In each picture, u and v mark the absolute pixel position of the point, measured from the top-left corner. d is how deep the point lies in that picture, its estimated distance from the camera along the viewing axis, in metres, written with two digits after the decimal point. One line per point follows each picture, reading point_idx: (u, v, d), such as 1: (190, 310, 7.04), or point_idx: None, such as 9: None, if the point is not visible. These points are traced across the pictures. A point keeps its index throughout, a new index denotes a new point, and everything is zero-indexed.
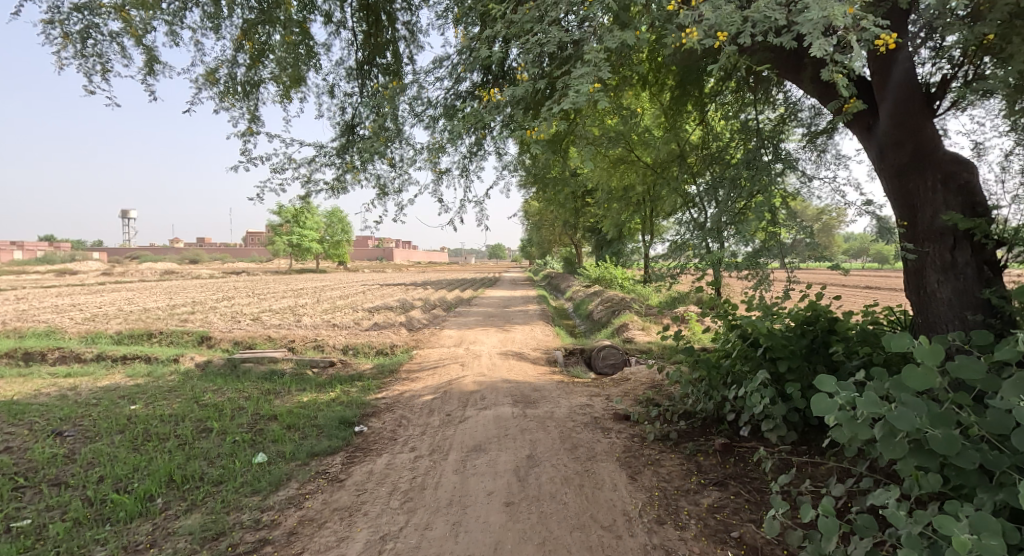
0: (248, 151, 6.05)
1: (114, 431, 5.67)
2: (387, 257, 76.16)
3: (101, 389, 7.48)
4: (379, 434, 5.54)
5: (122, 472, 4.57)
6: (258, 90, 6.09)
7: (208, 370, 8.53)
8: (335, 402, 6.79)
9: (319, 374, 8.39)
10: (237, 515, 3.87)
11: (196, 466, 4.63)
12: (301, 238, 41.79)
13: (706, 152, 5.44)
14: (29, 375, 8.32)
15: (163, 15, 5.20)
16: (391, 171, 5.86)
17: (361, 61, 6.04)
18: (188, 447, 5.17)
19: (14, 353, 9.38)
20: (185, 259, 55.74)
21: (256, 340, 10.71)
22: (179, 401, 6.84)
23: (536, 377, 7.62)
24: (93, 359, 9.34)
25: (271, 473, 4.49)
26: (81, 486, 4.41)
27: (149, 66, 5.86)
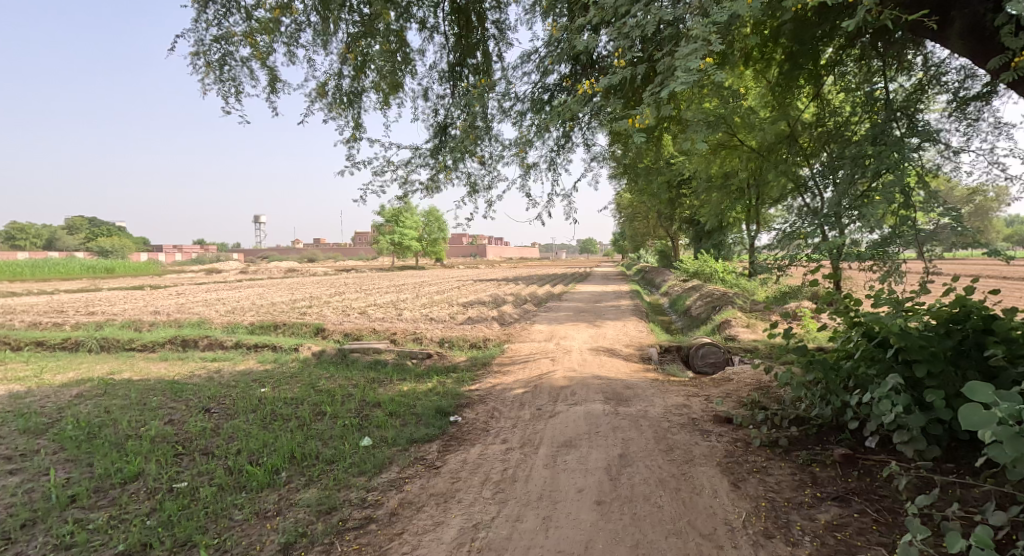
0: (352, 156, 6.51)
1: (249, 409, 6.47)
2: (479, 253, 78.69)
3: (239, 373, 8.58)
4: (473, 426, 5.71)
5: (254, 447, 5.20)
6: (360, 99, 6.54)
7: (323, 359, 9.44)
8: (433, 392, 7.14)
9: (418, 365, 8.89)
10: (346, 493, 4.22)
11: (313, 446, 5.13)
12: (402, 237, 44.58)
13: (822, 130, 4.88)
14: (185, 359, 9.78)
15: (282, 37, 5.78)
16: (482, 169, 5.98)
17: (453, 63, 6.22)
18: (307, 428, 5.75)
19: (175, 339, 11.06)
20: (304, 258, 62.09)
21: (363, 332, 11.61)
22: (298, 386, 7.62)
23: (628, 375, 7.39)
24: (233, 346, 10.75)
25: (375, 456, 4.85)
26: (223, 456, 5.08)
27: (273, 85, 6.58)
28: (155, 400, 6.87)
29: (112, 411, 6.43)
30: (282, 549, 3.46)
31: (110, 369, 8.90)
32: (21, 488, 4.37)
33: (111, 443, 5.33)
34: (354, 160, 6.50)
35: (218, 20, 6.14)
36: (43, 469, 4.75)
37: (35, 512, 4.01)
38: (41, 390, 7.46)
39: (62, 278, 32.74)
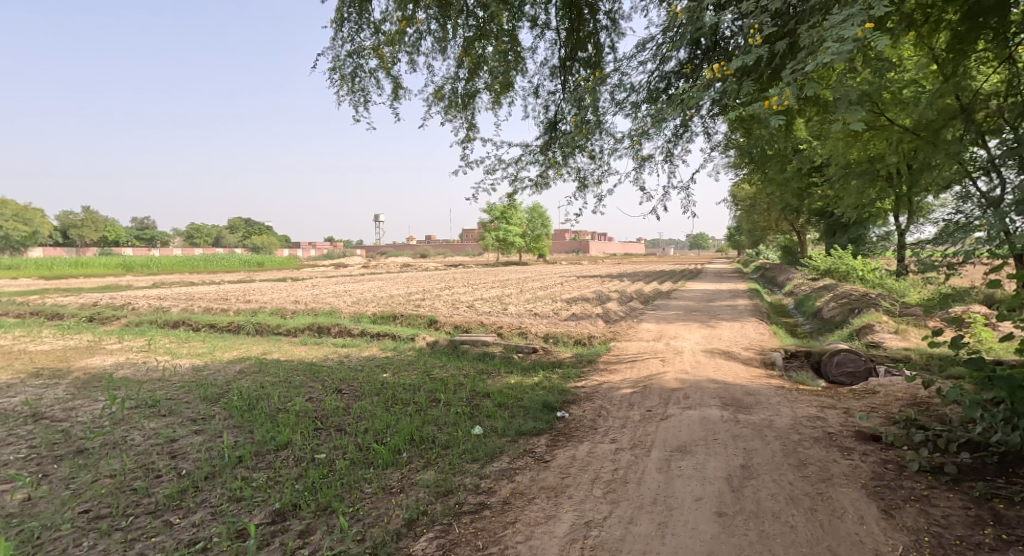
0: (466, 155, 6.80)
1: (374, 392, 7.11)
2: (582, 248, 78.03)
3: (365, 359, 9.46)
4: (581, 422, 5.69)
5: (379, 427, 5.70)
6: (474, 101, 6.80)
7: (437, 349, 10.04)
8: (539, 386, 7.25)
9: (524, 359, 9.08)
10: (461, 477, 4.44)
11: (429, 431, 5.49)
12: (507, 233, 45.77)
13: (1011, 101, 4.06)
14: (321, 343, 11.02)
15: (405, 47, 6.20)
16: (591, 164, 5.89)
17: (564, 57, 6.21)
18: (424, 413, 6.16)
19: (312, 326, 12.49)
20: (417, 254, 66.48)
21: (472, 325, 12.14)
22: (415, 373, 8.19)
23: (749, 380, 6.84)
24: (359, 334, 11.88)
25: (486, 445, 5.05)
26: (354, 433, 5.64)
27: (396, 93, 7.10)
28: (299, 379, 7.84)
29: (266, 386, 7.45)
30: (406, 523, 3.74)
31: (264, 350, 10.32)
32: (202, 446, 5.24)
33: (267, 414, 6.18)
34: (467, 159, 6.78)
35: (351, 37, 6.76)
36: (217, 431, 5.65)
37: (212, 467, 4.77)
38: (214, 365, 8.88)
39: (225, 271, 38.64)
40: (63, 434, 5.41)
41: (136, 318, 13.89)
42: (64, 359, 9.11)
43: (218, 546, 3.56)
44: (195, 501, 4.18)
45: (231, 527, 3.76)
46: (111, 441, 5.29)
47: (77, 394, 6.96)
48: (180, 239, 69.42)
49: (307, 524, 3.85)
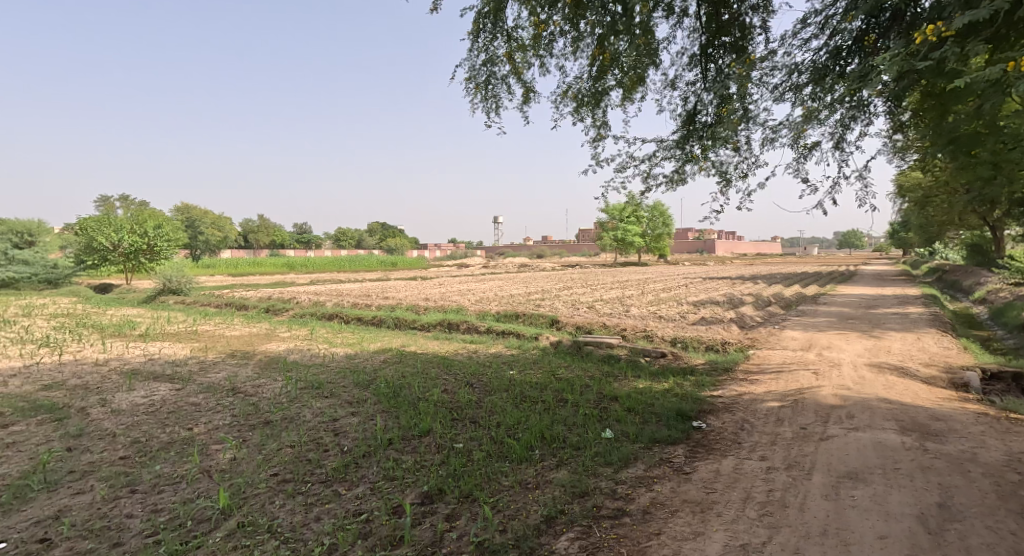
0: (596, 154, 6.71)
1: (502, 388, 7.35)
2: (708, 248, 73.02)
3: (492, 355, 9.85)
4: (721, 434, 5.29)
5: (510, 422, 5.87)
6: (605, 98, 6.68)
7: (560, 349, 10.08)
8: (671, 393, 6.90)
9: (652, 364, 8.71)
10: (596, 480, 4.39)
11: (560, 431, 5.51)
12: (625, 233, 44.55)
13: None
14: (452, 339, 11.73)
15: (538, 51, 6.30)
16: (736, 156, 5.44)
17: (705, 44, 5.82)
18: (552, 412, 6.21)
19: (443, 322, 13.35)
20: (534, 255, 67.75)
21: (594, 326, 12.00)
22: (541, 372, 8.32)
23: (933, 402, 5.79)
24: (485, 331, 12.41)
25: (620, 450, 4.93)
26: (487, 426, 5.88)
27: (526, 96, 7.26)
28: (435, 371, 8.41)
29: (407, 376, 8.12)
30: (546, 520, 3.78)
31: (403, 343, 11.27)
32: (359, 427, 5.86)
33: (409, 402, 6.72)
34: (597, 158, 6.69)
35: (485, 46, 7.05)
36: (370, 415, 6.27)
37: (368, 446, 5.30)
38: (363, 354, 9.91)
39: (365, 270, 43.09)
40: (254, 407, 6.43)
41: (300, 310, 16.06)
42: (250, 343, 10.86)
43: (379, 519, 3.90)
44: (357, 476, 4.66)
45: (388, 503, 4.13)
46: (289, 416, 6.15)
47: (261, 373, 8.24)
48: (330, 242, 78.90)
49: (452, 509, 4.07)
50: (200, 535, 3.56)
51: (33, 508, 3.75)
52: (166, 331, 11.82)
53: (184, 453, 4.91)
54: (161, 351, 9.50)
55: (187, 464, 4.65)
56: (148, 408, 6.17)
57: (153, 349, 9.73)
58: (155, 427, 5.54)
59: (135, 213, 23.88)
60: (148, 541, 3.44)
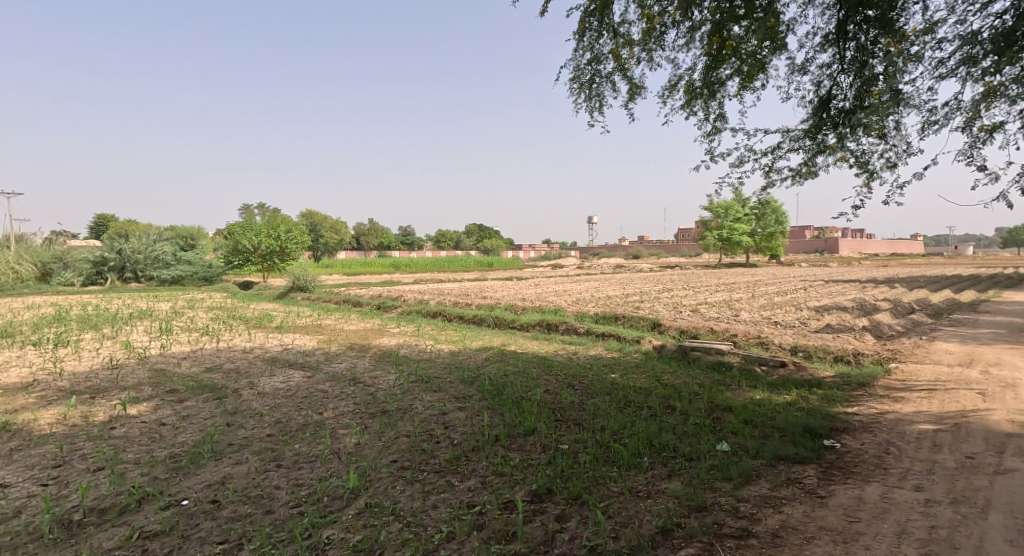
0: (711, 149, 6.33)
1: (605, 392, 7.19)
2: (829, 247, 65.74)
3: (592, 357, 9.70)
4: (861, 457, 4.70)
5: (616, 427, 5.72)
6: (720, 89, 6.29)
7: (664, 354, 9.64)
8: (794, 406, 6.28)
9: (770, 373, 8.00)
10: (714, 495, 4.12)
11: (670, 439, 5.26)
12: (732, 232, 41.61)
13: None
14: (550, 340, 11.76)
15: (647, 45, 6.10)
16: (881, 144, 4.83)
17: (841, 21, 5.23)
18: (660, 419, 5.95)
19: (541, 322, 13.43)
20: (630, 255, 65.83)
21: (701, 331, 11.32)
22: (645, 377, 8.02)
23: None
24: (584, 333, 12.28)
25: (739, 465, 4.58)
26: (592, 429, 5.78)
27: (632, 93, 7.06)
28: (536, 371, 8.47)
29: (509, 375, 8.27)
30: (661, 532, 3.62)
31: (503, 342, 11.52)
32: (467, 421, 6.06)
33: (513, 400, 6.83)
34: (712, 153, 6.32)
35: (591, 45, 6.98)
36: (476, 410, 6.47)
37: (476, 441, 5.46)
38: (466, 352, 10.28)
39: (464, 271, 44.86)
40: (373, 397, 6.94)
41: (408, 308, 17.09)
42: (365, 337, 11.77)
43: (492, 512, 3.99)
44: (468, 468, 4.81)
45: (499, 498, 4.21)
46: (403, 407, 6.55)
47: (376, 366, 8.89)
48: (432, 244, 83.22)
49: (562, 510, 4.05)
50: (335, 510, 3.90)
51: (204, 472, 4.37)
52: (296, 324, 13.22)
53: (316, 435, 5.43)
54: (293, 341, 10.64)
55: (320, 445, 5.13)
56: (286, 392, 6.93)
57: (287, 340, 10.92)
58: (292, 410, 6.19)
59: (270, 219, 27.08)
60: (293, 511, 3.84)
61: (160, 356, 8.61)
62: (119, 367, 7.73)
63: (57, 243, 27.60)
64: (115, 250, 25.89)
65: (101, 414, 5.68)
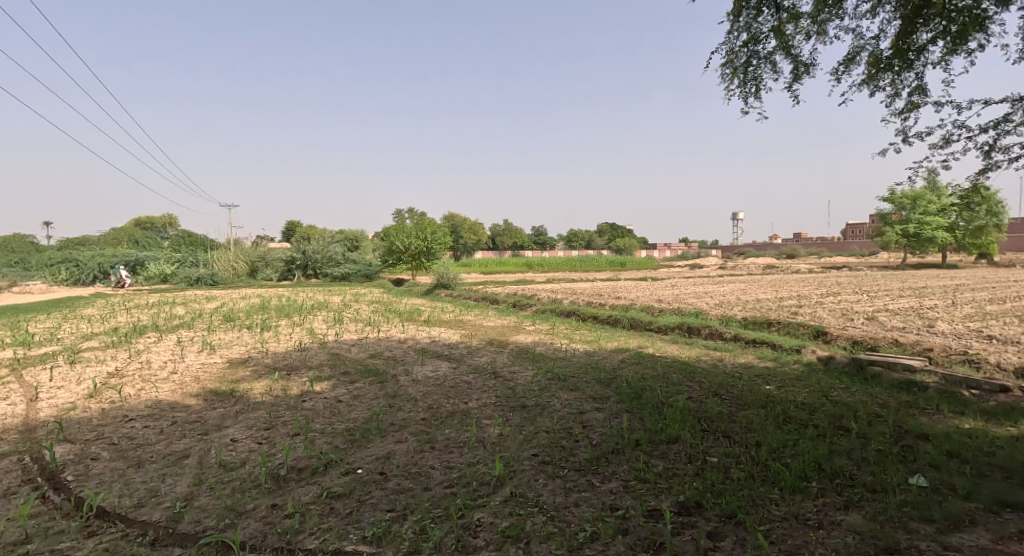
0: (904, 129, 5.36)
1: (759, 404, 6.51)
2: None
3: (742, 366, 8.85)
4: None
5: (775, 445, 5.12)
6: (918, 57, 5.28)
7: (833, 367, 8.42)
8: (1022, 442, 5.01)
9: (982, 398, 6.50)
10: (910, 538, 3.46)
11: (846, 465, 4.56)
12: (920, 226, 34.84)
13: None
14: (692, 344, 11.03)
15: (820, 16, 5.37)
16: None
17: None
18: (831, 441, 5.19)
19: (681, 325, 12.67)
20: (784, 254, 58.94)
21: (880, 343, 9.66)
22: (808, 391, 7.07)
23: None
24: (732, 339, 11.29)
25: (944, 505, 3.79)
26: (745, 444, 5.26)
27: (799, 72, 6.30)
28: (677, 377, 8.00)
29: (648, 378, 7.94)
30: None
31: (640, 344, 11.11)
32: (605, 423, 5.94)
33: (653, 405, 6.53)
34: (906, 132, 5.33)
35: (748, 24, 6.38)
36: (614, 412, 6.32)
37: (616, 443, 5.32)
38: (602, 352, 10.13)
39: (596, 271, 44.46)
40: (512, 391, 7.19)
41: (542, 306, 17.46)
42: (503, 333, 12.28)
43: (636, 519, 3.85)
44: (609, 470, 4.71)
45: (644, 504, 4.05)
46: (541, 403, 6.67)
47: (514, 361, 9.21)
48: (563, 244, 83.80)
49: (715, 527, 3.76)
50: (484, 495, 4.11)
51: (373, 446, 4.95)
52: (442, 319, 14.32)
53: (464, 422, 5.79)
54: (439, 335, 11.52)
55: (467, 433, 5.46)
56: (435, 381, 7.52)
57: (434, 333, 11.88)
58: (441, 398, 6.70)
59: (419, 221, 29.78)
60: (447, 491, 4.14)
61: (335, 342, 9.97)
62: (306, 350, 9.14)
63: (261, 245, 33.78)
64: (300, 251, 30.74)
65: (295, 388, 6.76)
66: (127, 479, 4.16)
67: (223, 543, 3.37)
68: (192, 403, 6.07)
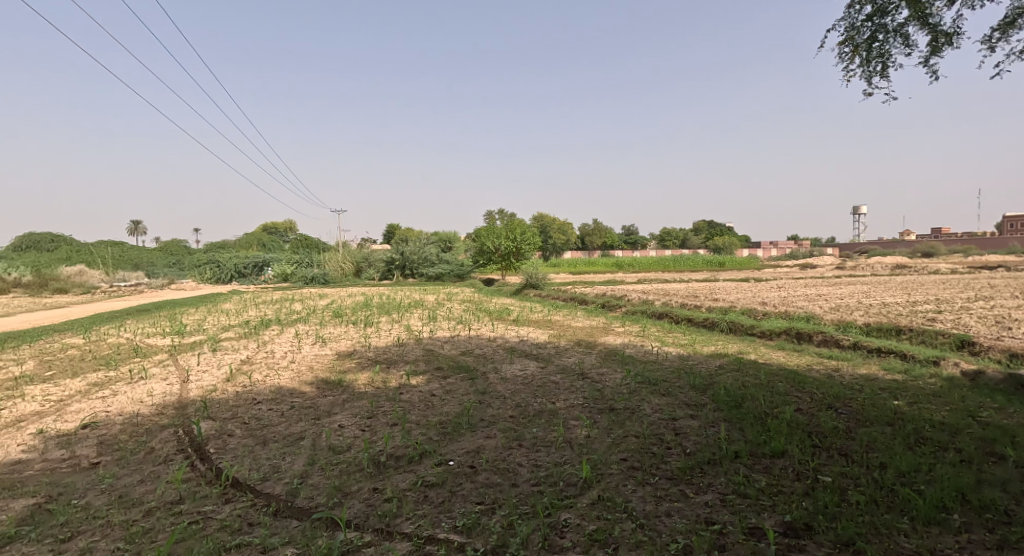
0: None
1: (884, 421, 5.78)
2: None
3: (863, 377, 7.91)
4: None
5: (903, 468, 4.51)
6: None
7: (981, 383, 7.24)
8: None
9: None
10: None
11: (998, 499, 3.89)
12: None
13: None
14: (801, 351, 10.07)
15: None
16: None
17: None
18: (977, 469, 4.47)
19: (789, 330, 11.62)
20: (917, 253, 51.72)
21: None
22: (948, 410, 6.14)
23: None
24: (850, 347, 10.15)
25: None
26: (866, 465, 4.70)
27: (939, 44, 5.50)
28: (783, 386, 7.35)
29: (749, 386, 7.39)
30: None
31: (740, 349, 10.38)
32: (701, 431, 5.63)
33: (755, 416, 6.06)
34: None
35: None
36: (711, 421, 5.96)
37: (713, 453, 5.01)
38: (697, 357, 9.61)
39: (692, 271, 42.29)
40: (601, 393, 7.07)
41: (632, 307, 16.95)
42: (592, 334, 12.12)
43: (735, 536, 3.61)
44: (705, 481, 4.45)
45: (743, 521, 3.79)
46: (631, 406, 6.49)
47: (603, 363, 9.05)
48: (656, 243, 80.71)
49: None
50: (571, 496, 4.09)
51: (464, 440, 5.14)
52: (530, 318, 14.47)
53: (551, 422, 5.81)
54: (528, 334, 11.65)
55: (555, 433, 5.47)
56: (524, 380, 7.63)
57: (522, 332, 12.04)
58: (529, 397, 6.78)
59: (509, 222, 30.36)
60: (534, 489, 4.18)
61: (430, 338, 10.49)
62: (403, 346, 9.73)
63: (365, 247, 36.51)
64: (400, 252, 32.76)
65: (393, 381, 7.23)
66: (255, 455, 4.73)
67: (332, 520, 3.70)
68: (307, 390, 6.74)
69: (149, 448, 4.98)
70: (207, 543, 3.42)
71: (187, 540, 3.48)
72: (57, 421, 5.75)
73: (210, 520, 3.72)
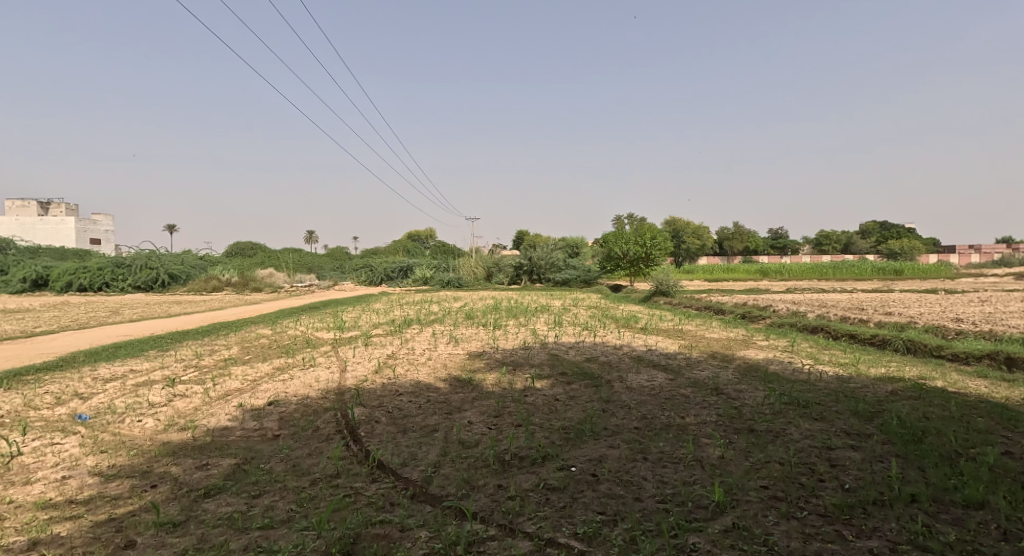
0: None
1: None
2: None
3: None
4: None
5: None
6: None
7: None
8: None
9: None
10: None
11: None
12: None
13: None
14: (1012, 381, 8.10)
15: None
16: None
17: None
18: None
19: (994, 354, 9.44)
20: None
21: None
22: None
23: None
24: None
25: None
26: None
27: None
28: (984, 422, 5.98)
29: (933, 418, 6.15)
30: None
31: (921, 374, 8.68)
32: (864, 465, 4.84)
33: (940, 454, 5.03)
34: None
35: None
36: (878, 454, 5.10)
37: (880, 493, 4.28)
38: (862, 379, 8.30)
39: (857, 279, 36.69)
40: (738, 411, 6.47)
41: (779, 319, 15.21)
42: (730, 347, 11.18)
43: None
44: (868, 524, 3.82)
45: None
46: (774, 429, 5.84)
47: (742, 379, 8.26)
48: (811, 247, 71.61)
49: None
50: (701, 520, 3.82)
51: (587, 448, 5.10)
52: (660, 327, 13.84)
53: (680, 438, 5.48)
54: (657, 343, 11.12)
55: (683, 450, 5.15)
56: (651, 391, 7.32)
57: (651, 341, 11.53)
58: (656, 409, 6.47)
59: (638, 226, 29.42)
60: (659, 506, 3.99)
61: (555, 343, 10.61)
62: (529, 349, 9.97)
63: (496, 253, 38.23)
64: (528, 258, 33.70)
65: (519, 383, 7.45)
66: (397, 442, 5.25)
67: (460, 509, 3.96)
68: (441, 386, 7.27)
69: (315, 427, 5.81)
70: (357, 515, 3.88)
71: (342, 510, 3.99)
72: (251, 397, 7.01)
73: (360, 495, 4.21)
